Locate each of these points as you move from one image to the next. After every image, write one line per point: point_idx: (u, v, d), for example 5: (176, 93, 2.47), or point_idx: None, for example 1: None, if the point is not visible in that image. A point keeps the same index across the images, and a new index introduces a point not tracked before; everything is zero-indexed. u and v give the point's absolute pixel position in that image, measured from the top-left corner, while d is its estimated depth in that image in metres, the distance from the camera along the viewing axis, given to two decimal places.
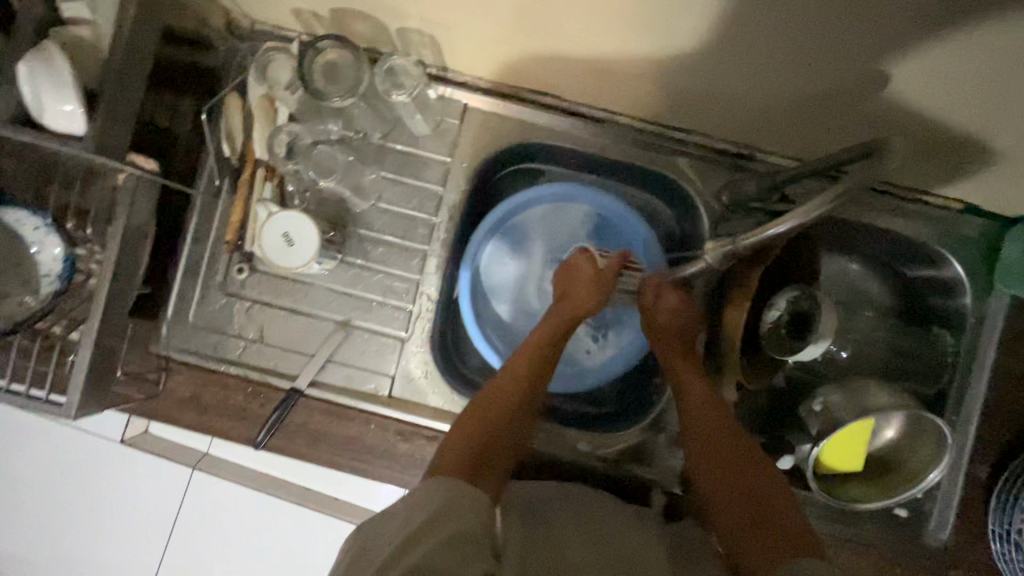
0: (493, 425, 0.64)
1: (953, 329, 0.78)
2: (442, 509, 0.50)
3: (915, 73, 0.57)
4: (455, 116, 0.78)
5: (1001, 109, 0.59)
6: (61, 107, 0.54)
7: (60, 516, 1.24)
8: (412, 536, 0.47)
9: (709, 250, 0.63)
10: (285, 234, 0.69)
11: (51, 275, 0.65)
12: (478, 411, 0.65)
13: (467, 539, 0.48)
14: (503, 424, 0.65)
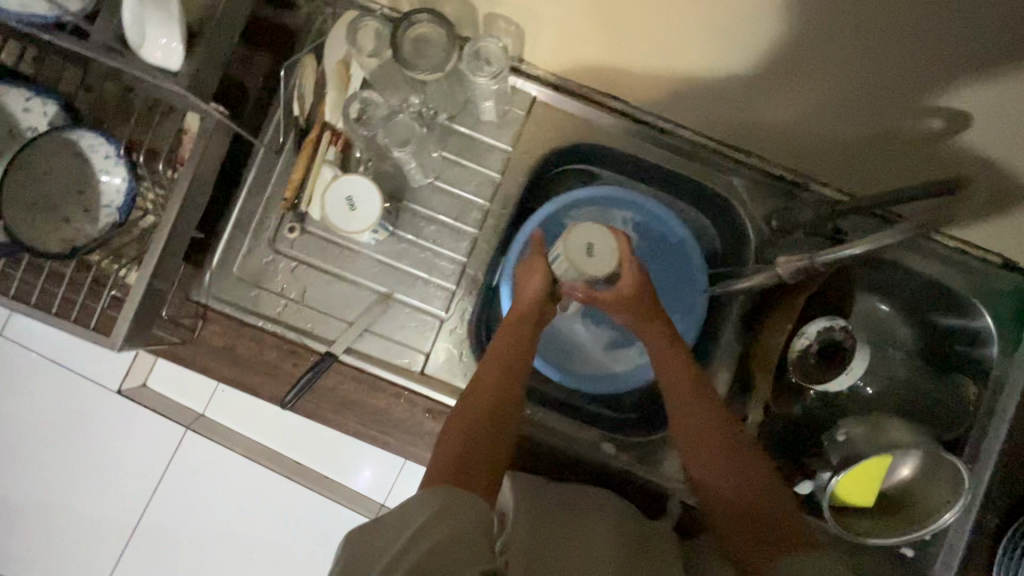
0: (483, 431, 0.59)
1: (977, 380, 0.80)
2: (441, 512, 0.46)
3: (993, 117, 0.59)
4: (522, 108, 0.80)
5: None
6: (159, 39, 0.55)
7: (46, 458, 1.21)
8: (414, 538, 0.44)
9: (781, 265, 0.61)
10: (349, 198, 0.69)
11: (111, 207, 0.64)
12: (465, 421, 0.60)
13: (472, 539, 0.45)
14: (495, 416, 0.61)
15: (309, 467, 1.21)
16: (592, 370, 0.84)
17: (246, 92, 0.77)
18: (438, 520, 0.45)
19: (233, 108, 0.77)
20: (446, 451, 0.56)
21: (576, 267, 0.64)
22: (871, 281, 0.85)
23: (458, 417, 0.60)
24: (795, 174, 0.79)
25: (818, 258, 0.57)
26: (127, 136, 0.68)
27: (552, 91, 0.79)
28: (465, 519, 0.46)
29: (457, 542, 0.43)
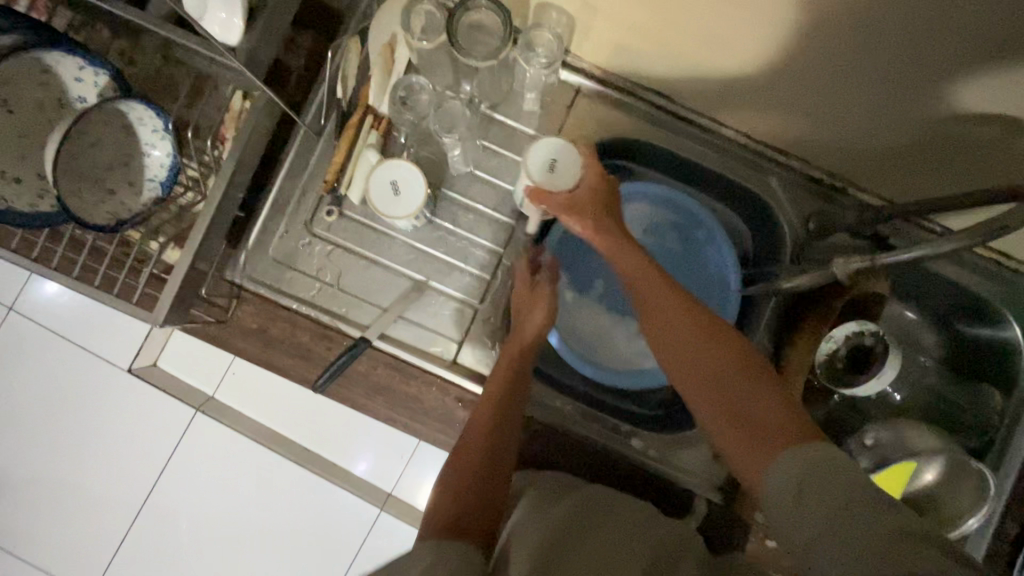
0: (468, 477, 0.56)
1: (1003, 390, 0.80)
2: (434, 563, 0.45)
3: None
4: (565, 100, 0.79)
5: None
6: (220, 14, 0.56)
7: (56, 434, 1.21)
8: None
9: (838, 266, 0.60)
10: (393, 183, 0.69)
11: (156, 181, 0.65)
12: (452, 476, 0.56)
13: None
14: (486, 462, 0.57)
15: (320, 454, 1.20)
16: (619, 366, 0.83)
17: (288, 72, 0.76)
18: (442, 563, 0.45)
19: (274, 88, 0.76)
20: (439, 502, 0.53)
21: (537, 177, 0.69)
22: (904, 288, 0.85)
23: (449, 471, 0.57)
24: (834, 178, 0.79)
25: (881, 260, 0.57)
26: (172, 112, 0.67)
27: (595, 84, 0.78)
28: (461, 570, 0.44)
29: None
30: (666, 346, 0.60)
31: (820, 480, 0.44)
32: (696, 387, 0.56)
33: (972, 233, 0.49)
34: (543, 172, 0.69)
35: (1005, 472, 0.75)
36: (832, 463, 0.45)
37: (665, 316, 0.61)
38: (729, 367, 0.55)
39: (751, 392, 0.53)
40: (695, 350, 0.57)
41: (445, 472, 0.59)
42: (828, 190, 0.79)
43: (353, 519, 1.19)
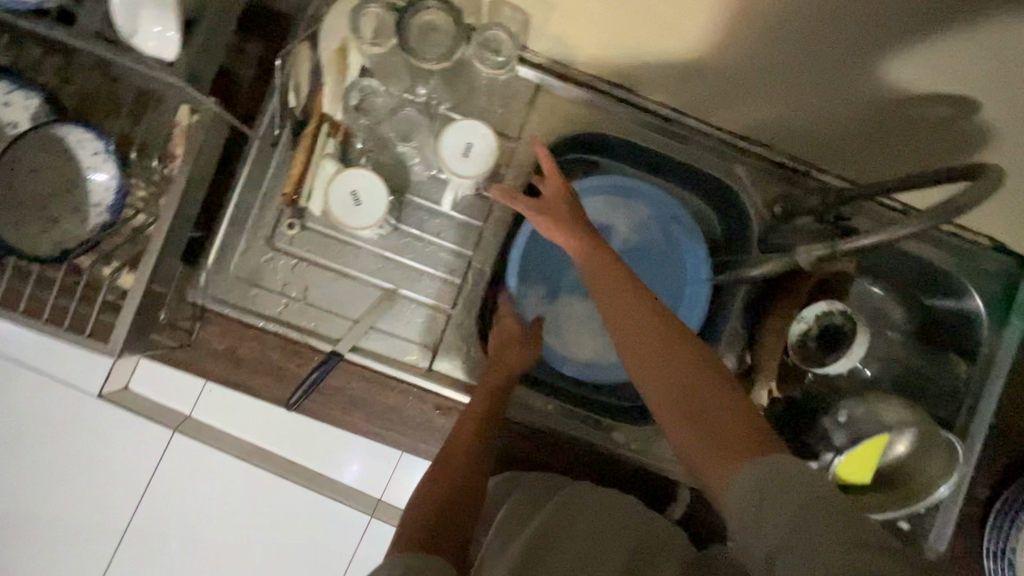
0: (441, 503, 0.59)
1: (968, 358, 0.83)
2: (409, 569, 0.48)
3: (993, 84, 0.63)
4: (525, 97, 0.78)
5: None
6: (153, 28, 0.52)
7: (24, 468, 1.16)
8: None
9: (801, 254, 0.59)
10: (353, 193, 0.67)
11: (101, 207, 0.61)
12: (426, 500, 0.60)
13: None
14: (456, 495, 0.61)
15: (304, 466, 1.19)
16: (597, 363, 0.81)
17: (238, 82, 0.74)
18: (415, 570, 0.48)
19: (225, 99, 0.73)
20: (410, 521, 0.57)
21: (451, 163, 0.68)
22: (869, 266, 0.86)
23: (422, 494, 0.61)
24: (797, 161, 0.79)
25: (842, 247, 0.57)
26: (115, 131, 0.64)
27: (554, 79, 0.77)
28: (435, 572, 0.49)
29: None
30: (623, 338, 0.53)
31: (790, 493, 0.41)
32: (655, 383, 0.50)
33: (929, 215, 0.49)
34: (458, 158, 0.68)
35: (971, 442, 0.80)
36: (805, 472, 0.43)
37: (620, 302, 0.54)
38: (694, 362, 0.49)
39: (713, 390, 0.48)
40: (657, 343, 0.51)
41: (416, 494, 0.62)
42: (792, 173, 0.79)
43: (343, 529, 1.17)
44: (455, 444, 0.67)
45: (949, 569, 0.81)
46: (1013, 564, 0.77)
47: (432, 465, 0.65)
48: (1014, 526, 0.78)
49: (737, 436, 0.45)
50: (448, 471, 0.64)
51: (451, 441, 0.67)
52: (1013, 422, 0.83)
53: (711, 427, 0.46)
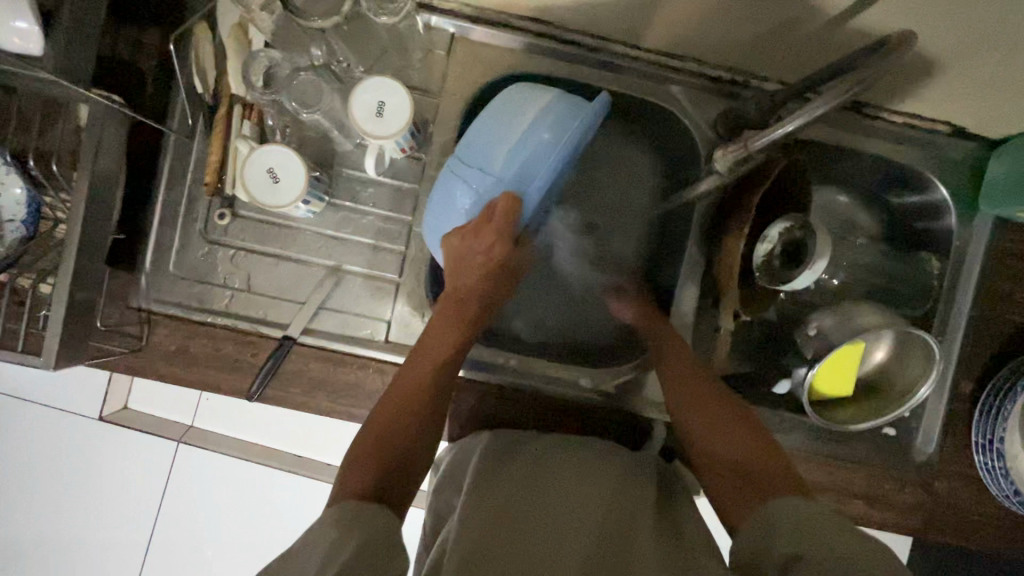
0: (385, 464, 0.58)
1: (940, 253, 0.79)
2: (342, 535, 0.48)
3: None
4: (442, 47, 0.74)
5: (1001, 28, 0.57)
6: (13, 23, 0.51)
7: (37, 499, 1.18)
8: (328, 558, 0.46)
9: (720, 157, 0.62)
10: (270, 170, 0.65)
11: (15, 221, 0.61)
12: (366, 450, 0.59)
13: (373, 552, 0.47)
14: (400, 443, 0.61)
15: (309, 459, 1.17)
16: (541, 284, 0.85)
17: (142, 75, 0.71)
18: (347, 533, 0.48)
19: (131, 96, 0.71)
20: (355, 477, 0.56)
21: (363, 120, 0.65)
22: (829, 171, 0.83)
23: (366, 444, 0.60)
24: (734, 74, 0.75)
25: (754, 144, 0.57)
26: (19, 146, 0.64)
27: (465, 22, 0.73)
28: (370, 529, 0.49)
29: (364, 555, 0.46)
30: (690, 424, 0.66)
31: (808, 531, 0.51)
32: (723, 459, 0.62)
33: (833, 95, 0.48)
34: (372, 119, 0.65)
35: (951, 339, 0.79)
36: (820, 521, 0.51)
37: (698, 390, 0.67)
38: (749, 445, 0.62)
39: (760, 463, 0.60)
40: (722, 426, 0.64)
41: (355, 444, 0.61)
42: (730, 87, 0.76)
43: None
44: (398, 391, 0.65)
45: (942, 469, 0.79)
46: (1002, 454, 0.74)
47: (374, 413, 0.64)
48: (1000, 417, 0.74)
49: (773, 483, 0.58)
50: (392, 422, 0.62)
51: (393, 388, 0.65)
52: (998, 311, 0.79)
53: (761, 485, 0.58)
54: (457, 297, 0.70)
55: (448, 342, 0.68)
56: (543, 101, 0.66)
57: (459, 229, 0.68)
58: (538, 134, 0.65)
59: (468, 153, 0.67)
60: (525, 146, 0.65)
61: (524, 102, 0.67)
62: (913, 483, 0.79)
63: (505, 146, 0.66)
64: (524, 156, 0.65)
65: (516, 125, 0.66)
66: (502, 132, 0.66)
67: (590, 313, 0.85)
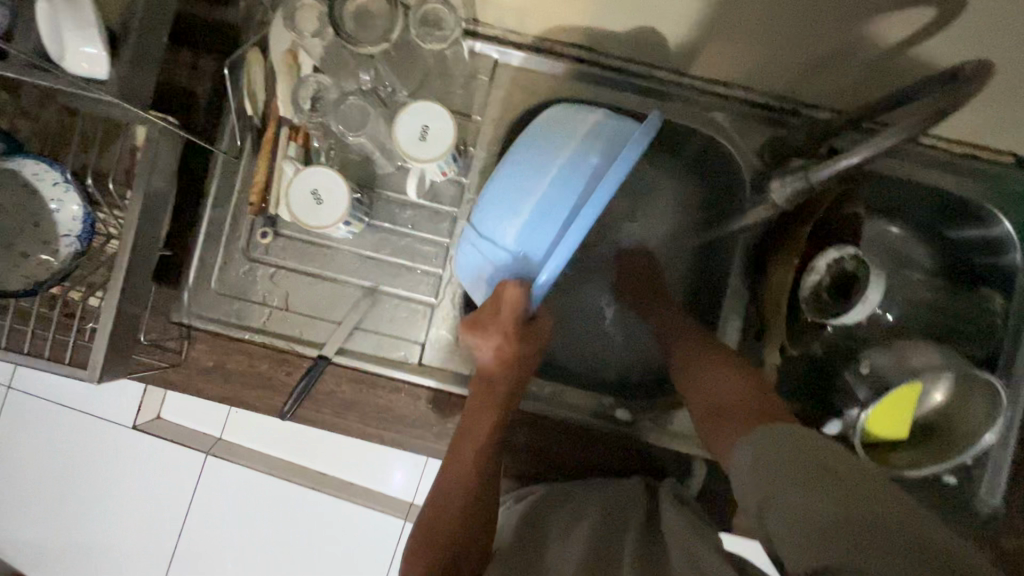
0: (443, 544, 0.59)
1: (1005, 290, 0.74)
2: None
3: None
4: (486, 73, 0.75)
5: None
6: (83, 48, 0.54)
7: (69, 505, 1.20)
8: None
9: (776, 188, 0.59)
10: (314, 192, 0.66)
11: (71, 236, 0.62)
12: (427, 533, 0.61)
13: None
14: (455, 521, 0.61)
15: (335, 476, 1.17)
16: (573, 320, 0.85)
17: (197, 98, 0.74)
18: None
19: (184, 117, 0.73)
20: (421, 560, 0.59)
21: (407, 144, 0.65)
22: (881, 202, 0.80)
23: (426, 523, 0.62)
24: (783, 101, 0.73)
25: (818, 173, 0.55)
26: (80, 163, 0.66)
27: (509, 49, 0.74)
28: None
29: None
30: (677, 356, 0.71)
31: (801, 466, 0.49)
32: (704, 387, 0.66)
33: (904, 128, 0.46)
34: (416, 143, 0.65)
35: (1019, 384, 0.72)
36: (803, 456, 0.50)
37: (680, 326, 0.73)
38: (725, 378, 0.65)
39: (735, 389, 0.64)
40: (699, 356, 0.69)
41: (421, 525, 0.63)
42: (780, 115, 0.73)
43: (376, 536, 1.16)
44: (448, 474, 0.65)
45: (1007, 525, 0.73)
46: None
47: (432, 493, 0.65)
48: None
49: (748, 409, 0.61)
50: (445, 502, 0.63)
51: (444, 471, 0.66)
52: None
53: (733, 412, 0.61)
54: (489, 387, 0.66)
55: (485, 423, 0.65)
56: (565, 154, 0.57)
57: (478, 321, 0.60)
58: (561, 199, 0.55)
59: (481, 221, 0.59)
60: (546, 215, 0.55)
61: (540, 151, 0.57)
62: (975, 539, 0.73)
63: (524, 212, 0.56)
64: (545, 229, 0.55)
65: (537, 186, 0.56)
66: (517, 194, 0.57)
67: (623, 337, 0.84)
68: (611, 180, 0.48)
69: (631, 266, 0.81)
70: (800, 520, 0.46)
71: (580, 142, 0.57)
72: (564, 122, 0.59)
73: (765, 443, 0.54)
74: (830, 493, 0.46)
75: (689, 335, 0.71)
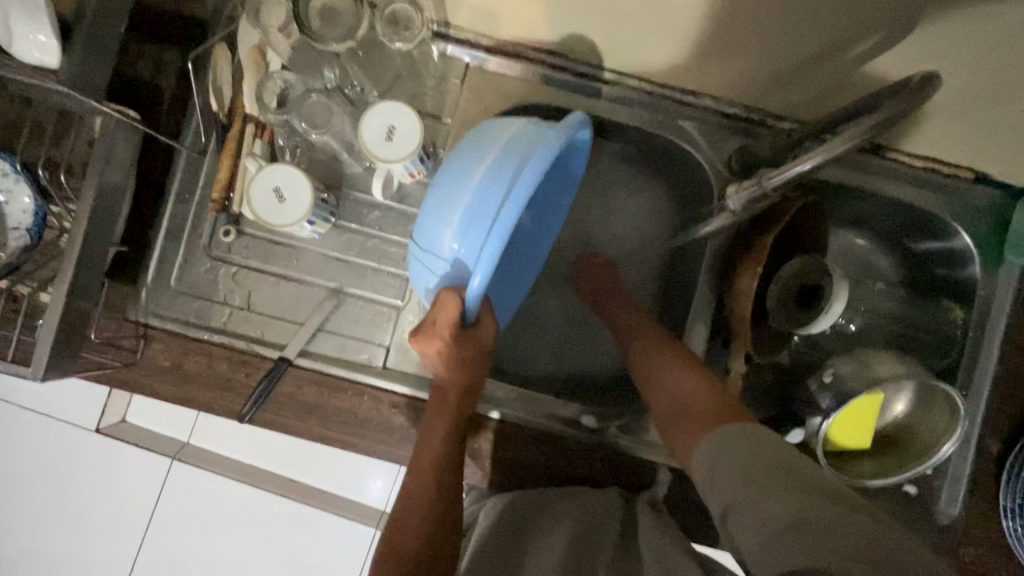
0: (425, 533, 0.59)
1: (964, 302, 0.75)
2: None
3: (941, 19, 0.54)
4: (456, 76, 0.75)
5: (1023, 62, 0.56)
6: (35, 36, 0.53)
7: (25, 512, 1.15)
8: None
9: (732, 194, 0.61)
10: (275, 189, 0.64)
11: (20, 229, 0.61)
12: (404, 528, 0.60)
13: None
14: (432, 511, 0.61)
15: (303, 483, 1.15)
16: (541, 324, 0.86)
17: (159, 91, 0.72)
18: None
19: (147, 110, 0.72)
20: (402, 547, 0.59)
21: (372, 143, 0.64)
22: (845, 214, 0.81)
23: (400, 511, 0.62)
24: (750, 112, 0.74)
25: (771, 183, 0.56)
26: (35, 155, 0.65)
27: (481, 52, 0.74)
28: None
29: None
30: (635, 349, 0.72)
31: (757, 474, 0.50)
32: (659, 380, 0.67)
33: (850, 135, 0.47)
34: (382, 143, 0.64)
35: (975, 393, 0.73)
36: (755, 454, 0.51)
37: (637, 321, 0.75)
38: (678, 368, 0.67)
39: (689, 381, 0.65)
40: (653, 348, 0.70)
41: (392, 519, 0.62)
42: (746, 125, 0.74)
43: (345, 544, 1.13)
44: (414, 470, 0.64)
45: (969, 534, 0.73)
46: None
47: (401, 491, 0.63)
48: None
49: (707, 403, 0.61)
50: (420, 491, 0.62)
51: (410, 469, 0.64)
52: None
53: (690, 405, 0.62)
54: (443, 393, 0.64)
55: (442, 425, 0.64)
56: (496, 152, 0.52)
57: (421, 328, 0.58)
58: (488, 194, 0.51)
59: (423, 233, 0.55)
60: (477, 214, 0.51)
61: (472, 153, 0.54)
62: (938, 548, 0.73)
63: (458, 216, 0.52)
64: (476, 231, 0.51)
65: (468, 186, 0.53)
66: (452, 198, 0.53)
67: (593, 342, 0.86)
68: (527, 178, 0.46)
69: (586, 272, 0.82)
70: (757, 520, 0.46)
71: (510, 136, 0.53)
72: (498, 124, 0.56)
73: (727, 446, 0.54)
74: (785, 498, 0.46)
75: (646, 330, 0.73)
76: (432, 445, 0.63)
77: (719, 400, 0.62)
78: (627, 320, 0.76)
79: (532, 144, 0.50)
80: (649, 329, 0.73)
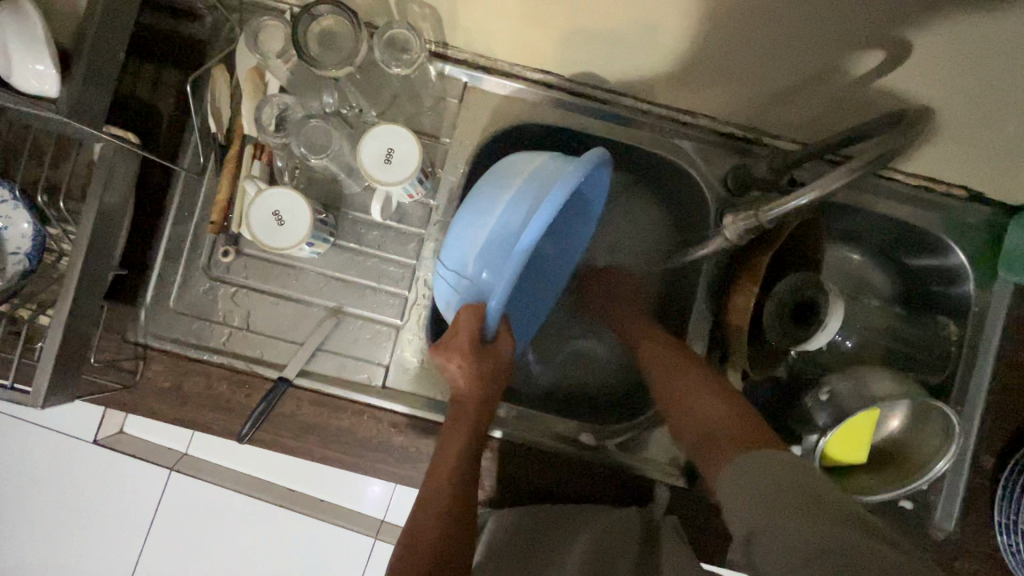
0: (440, 540, 0.60)
1: (959, 319, 0.76)
2: None
3: (932, 42, 0.55)
4: (455, 96, 0.75)
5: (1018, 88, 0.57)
6: (33, 66, 0.53)
7: (22, 524, 1.15)
8: None
9: (729, 226, 0.62)
10: (274, 212, 0.65)
11: (19, 254, 0.61)
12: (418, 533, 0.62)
13: None
14: (448, 524, 0.62)
15: (302, 493, 1.15)
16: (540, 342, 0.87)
17: (158, 112, 0.72)
18: None
19: (145, 131, 0.72)
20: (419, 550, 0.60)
21: (374, 168, 0.64)
22: (841, 231, 0.82)
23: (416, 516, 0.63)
24: (747, 131, 0.75)
25: (767, 215, 0.57)
26: (35, 179, 0.65)
27: (478, 72, 0.74)
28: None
29: None
30: (651, 357, 0.74)
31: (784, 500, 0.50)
32: (676, 388, 0.69)
33: (848, 168, 0.48)
34: (382, 166, 0.64)
35: (970, 410, 0.74)
36: (780, 481, 0.52)
37: (647, 329, 0.77)
38: (692, 379, 0.69)
39: (705, 392, 0.67)
40: (669, 358, 0.72)
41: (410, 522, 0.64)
42: (742, 143, 0.76)
43: (345, 555, 1.14)
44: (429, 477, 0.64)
45: (965, 549, 0.74)
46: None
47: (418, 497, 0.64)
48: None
49: (734, 417, 0.63)
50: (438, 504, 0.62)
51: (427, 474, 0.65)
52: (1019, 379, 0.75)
53: (716, 420, 0.64)
54: (462, 405, 0.66)
55: (460, 440, 0.64)
56: (517, 183, 0.55)
57: (443, 341, 0.60)
58: (511, 223, 0.53)
59: (449, 255, 0.58)
60: (497, 238, 0.54)
61: (499, 182, 0.57)
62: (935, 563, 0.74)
63: (480, 238, 0.55)
64: (497, 255, 0.54)
65: (493, 211, 0.55)
66: (476, 221, 0.56)
67: (591, 358, 0.87)
68: (547, 207, 0.48)
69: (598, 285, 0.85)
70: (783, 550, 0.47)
71: (533, 167, 0.56)
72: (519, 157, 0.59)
73: (756, 469, 0.54)
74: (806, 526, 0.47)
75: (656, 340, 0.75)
76: (448, 455, 0.64)
77: (744, 416, 0.63)
78: (637, 328, 0.78)
79: (554, 175, 0.52)
80: (659, 338, 0.75)
